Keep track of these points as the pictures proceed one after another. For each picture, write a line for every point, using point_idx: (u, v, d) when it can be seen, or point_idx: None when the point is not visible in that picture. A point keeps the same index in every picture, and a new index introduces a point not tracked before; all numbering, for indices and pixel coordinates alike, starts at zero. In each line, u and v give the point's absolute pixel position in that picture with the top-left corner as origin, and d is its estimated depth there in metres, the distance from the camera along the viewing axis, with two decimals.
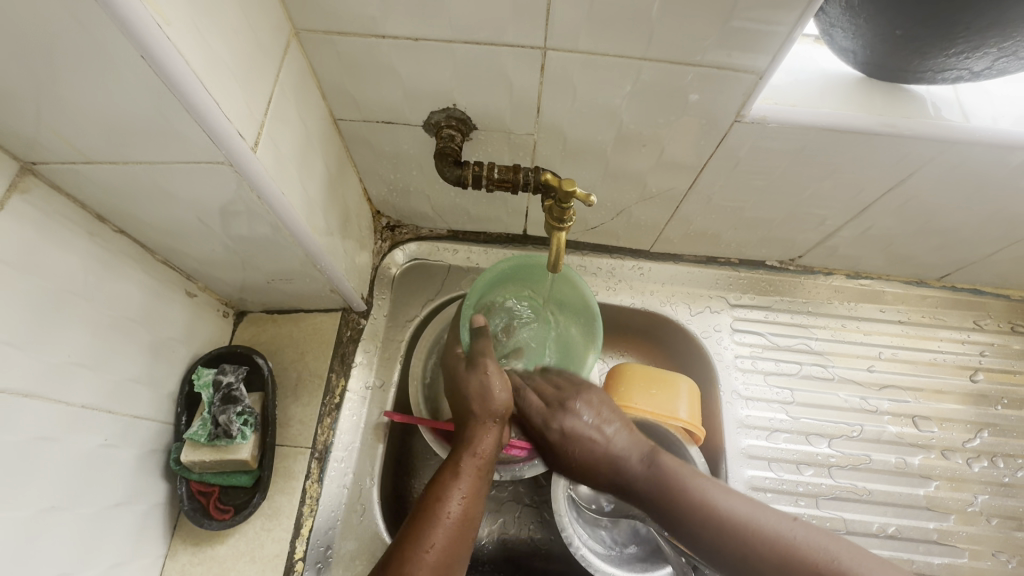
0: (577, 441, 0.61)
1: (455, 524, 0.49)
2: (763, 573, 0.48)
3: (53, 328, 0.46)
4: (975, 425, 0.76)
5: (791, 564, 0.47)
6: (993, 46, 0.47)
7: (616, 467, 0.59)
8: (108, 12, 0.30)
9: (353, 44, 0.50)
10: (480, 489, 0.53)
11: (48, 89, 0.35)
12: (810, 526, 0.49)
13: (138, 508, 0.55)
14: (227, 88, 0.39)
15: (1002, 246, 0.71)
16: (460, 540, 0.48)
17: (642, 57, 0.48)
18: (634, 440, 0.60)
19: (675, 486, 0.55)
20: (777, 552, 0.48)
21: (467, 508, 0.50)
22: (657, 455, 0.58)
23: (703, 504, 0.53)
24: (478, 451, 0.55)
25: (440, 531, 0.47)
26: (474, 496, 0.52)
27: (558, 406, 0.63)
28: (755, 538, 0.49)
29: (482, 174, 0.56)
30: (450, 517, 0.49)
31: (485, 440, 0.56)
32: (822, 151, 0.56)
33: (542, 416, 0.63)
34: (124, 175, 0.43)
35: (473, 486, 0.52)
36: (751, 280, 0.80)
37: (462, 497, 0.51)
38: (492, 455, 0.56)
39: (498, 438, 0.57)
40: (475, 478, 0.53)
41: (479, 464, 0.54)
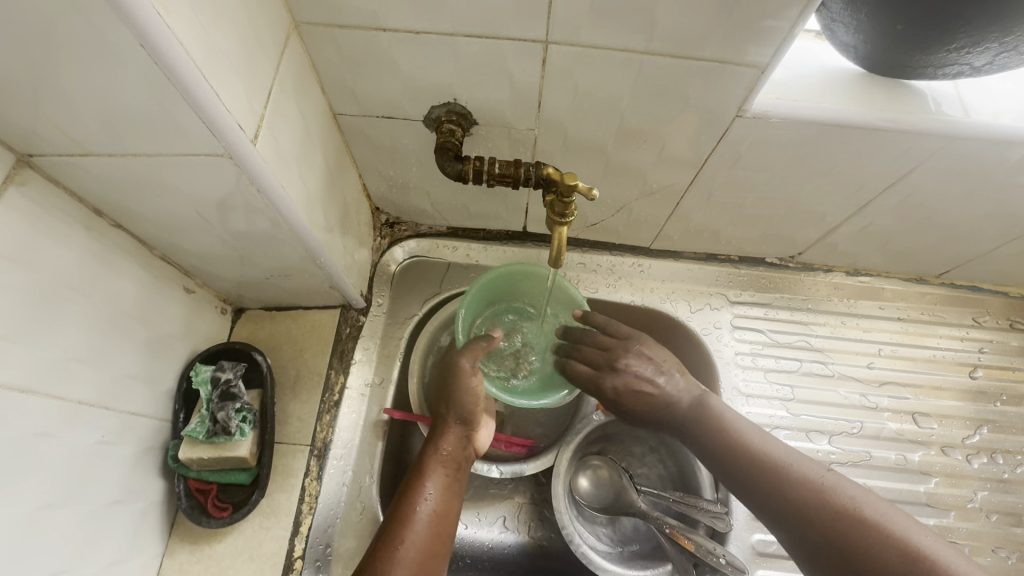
0: (635, 390, 0.64)
1: (428, 522, 0.54)
2: (795, 512, 0.53)
3: (50, 323, 0.45)
4: (975, 422, 0.76)
5: (825, 502, 0.52)
6: (995, 41, 0.47)
7: (666, 411, 0.64)
8: (108, 0, 0.30)
9: (354, 38, 0.49)
10: (452, 483, 0.57)
11: (46, 79, 0.35)
12: (841, 476, 0.55)
13: (136, 506, 0.55)
14: (227, 79, 0.38)
15: (1001, 243, 0.72)
16: (437, 532, 0.54)
17: (644, 51, 0.48)
18: (687, 386, 0.65)
19: (723, 426, 0.61)
20: (815, 493, 0.53)
21: (439, 504, 0.55)
22: (708, 400, 0.63)
23: (749, 446, 0.58)
24: (443, 449, 0.58)
25: (413, 530, 0.53)
26: (445, 491, 0.56)
27: (609, 367, 0.64)
28: (792, 480, 0.55)
29: (483, 169, 0.56)
30: (422, 517, 0.54)
31: (450, 439, 0.59)
32: (824, 147, 0.57)
33: (591, 377, 0.64)
34: (121, 168, 0.43)
35: (444, 483, 0.57)
36: (751, 277, 0.80)
37: (433, 495, 0.56)
38: (461, 450, 0.59)
39: (466, 434, 0.60)
40: (444, 475, 0.57)
41: (445, 462, 0.58)
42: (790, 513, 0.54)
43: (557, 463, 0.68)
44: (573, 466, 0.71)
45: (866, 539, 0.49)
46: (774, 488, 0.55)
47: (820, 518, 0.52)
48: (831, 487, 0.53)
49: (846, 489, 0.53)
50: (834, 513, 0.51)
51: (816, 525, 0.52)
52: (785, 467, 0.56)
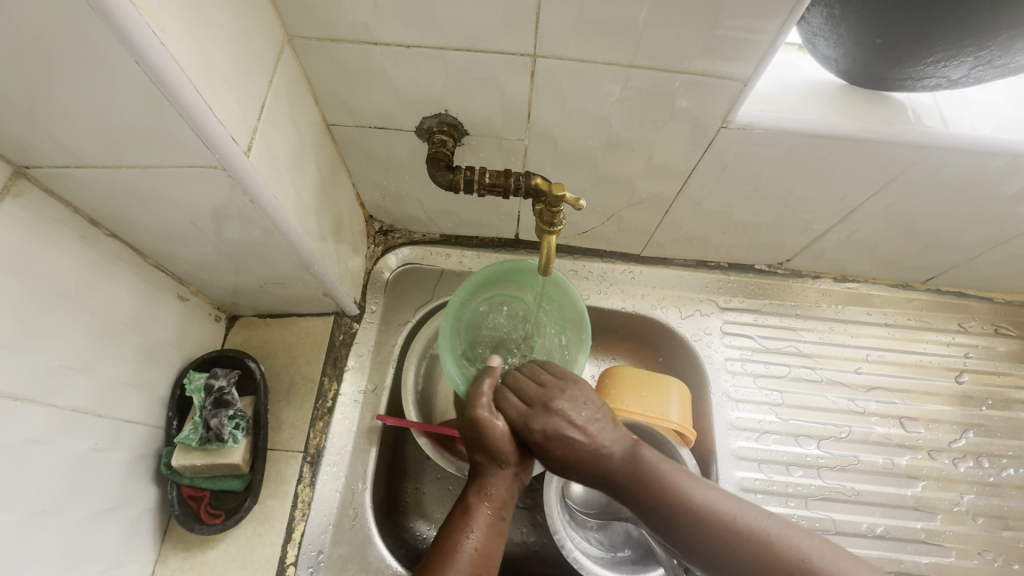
0: (560, 440, 0.55)
1: (471, 564, 0.49)
2: (741, 569, 0.47)
3: (45, 332, 0.46)
4: (961, 426, 0.77)
5: (773, 559, 0.46)
6: (970, 55, 0.48)
7: (595, 462, 0.55)
8: (103, 18, 0.31)
9: (346, 51, 0.50)
10: (497, 524, 0.53)
11: (44, 94, 0.36)
12: (785, 519, 0.48)
13: (129, 513, 0.55)
14: (221, 93, 0.39)
15: (983, 250, 0.73)
16: (478, 575, 0.49)
17: (630, 64, 0.49)
18: (620, 435, 0.57)
19: (659, 477, 0.52)
20: (758, 550, 0.46)
21: (484, 545, 0.51)
22: (640, 450, 0.55)
23: (685, 498, 0.51)
24: (491, 490, 0.54)
25: (455, 573, 0.47)
26: (491, 534, 0.52)
27: (540, 406, 0.56)
28: (734, 536, 0.48)
29: (474, 178, 0.57)
30: (465, 558, 0.49)
31: (499, 480, 0.55)
32: (808, 157, 0.58)
33: (521, 416, 0.56)
34: (116, 179, 0.44)
35: (489, 525, 0.52)
36: (740, 284, 0.81)
37: (478, 536, 0.51)
38: (510, 493, 0.55)
39: (516, 475, 0.56)
40: (488, 515, 0.53)
41: (492, 504, 0.54)
42: (733, 573, 0.47)
43: (549, 469, 0.69)
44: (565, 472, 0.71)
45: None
46: (712, 546, 0.48)
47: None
48: (775, 541, 0.46)
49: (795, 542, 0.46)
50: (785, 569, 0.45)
51: None
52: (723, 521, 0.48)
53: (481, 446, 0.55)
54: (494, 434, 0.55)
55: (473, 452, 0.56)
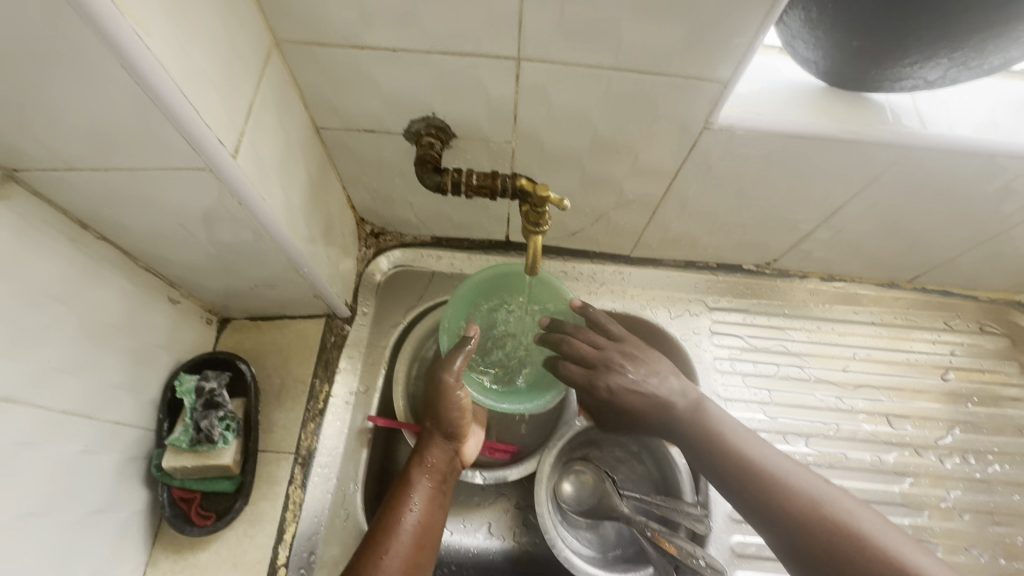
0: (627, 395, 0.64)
1: (415, 532, 0.55)
2: (788, 522, 0.52)
3: (33, 333, 0.46)
4: (948, 423, 0.78)
5: (820, 520, 0.51)
6: (945, 57, 0.49)
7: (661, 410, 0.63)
8: (89, 24, 0.31)
9: (333, 55, 0.51)
10: (437, 496, 0.59)
11: (31, 98, 0.36)
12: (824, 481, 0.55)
13: (118, 516, 0.55)
14: (207, 96, 0.40)
15: (966, 249, 0.74)
16: (420, 543, 0.55)
17: (612, 67, 0.50)
18: (683, 388, 0.64)
19: (718, 437, 0.59)
20: (806, 509, 0.52)
21: (425, 516, 0.57)
22: (705, 405, 0.62)
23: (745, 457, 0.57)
24: (428, 463, 0.61)
25: (400, 537, 0.54)
26: (432, 505, 0.58)
27: (603, 366, 0.64)
28: (788, 491, 0.53)
29: (461, 180, 0.57)
30: (410, 527, 0.55)
31: (435, 453, 0.62)
32: (791, 157, 0.59)
33: (584, 376, 0.64)
34: (105, 182, 0.44)
35: (429, 497, 0.59)
36: (729, 284, 0.82)
37: (419, 508, 0.57)
38: (447, 464, 0.62)
39: (451, 449, 0.63)
40: (431, 485, 0.60)
41: (431, 474, 0.60)
42: (784, 526, 0.52)
43: (540, 469, 0.69)
44: (556, 472, 0.72)
45: (842, 549, 0.49)
46: (772, 502, 0.53)
47: (813, 531, 0.50)
48: (824, 503, 0.52)
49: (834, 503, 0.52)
50: (827, 527, 0.50)
51: (812, 537, 0.50)
52: (780, 484, 0.54)
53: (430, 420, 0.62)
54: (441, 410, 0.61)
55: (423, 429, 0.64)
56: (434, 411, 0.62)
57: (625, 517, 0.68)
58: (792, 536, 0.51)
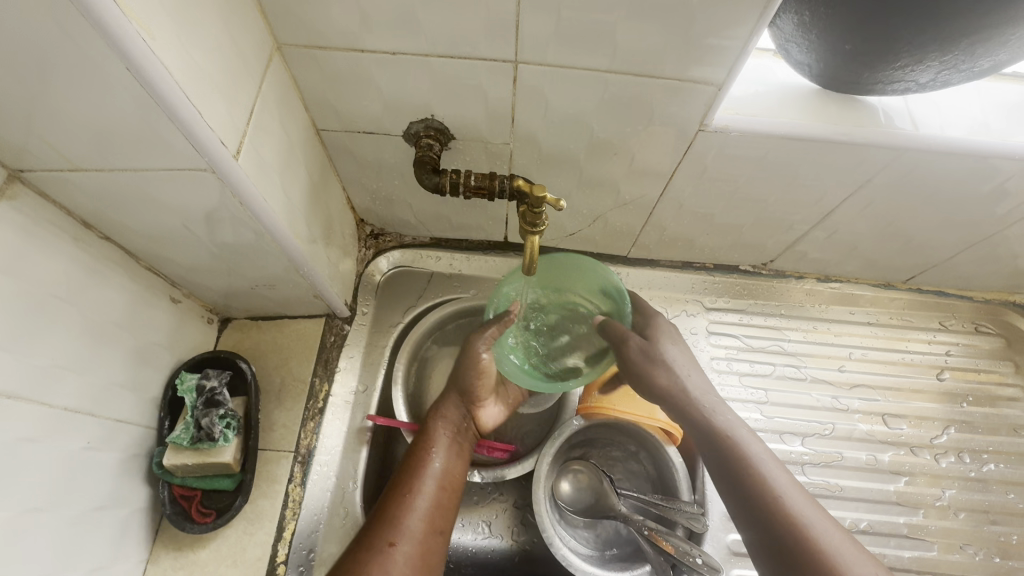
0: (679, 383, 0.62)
1: (439, 476, 0.60)
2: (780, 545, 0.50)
3: (37, 332, 0.47)
4: (943, 422, 0.78)
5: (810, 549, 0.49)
6: (935, 59, 0.50)
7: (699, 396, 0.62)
8: (96, 28, 0.32)
9: (333, 58, 0.52)
10: (456, 445, 0.64)
11: (38, 100, 0.37)
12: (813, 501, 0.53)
13: (120, 513, 0.56)
14: (210, 98, 0.41)
15: (960, 249, 0.75)
16: (444, 485, 0.60)
17: (608, 70, 0.51)
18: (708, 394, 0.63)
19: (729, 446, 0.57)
20: (786, 522, 0.51)
21: (447, 462, 0.62)
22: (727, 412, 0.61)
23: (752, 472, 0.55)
24: (445, 415, 0.66)
25: (425, 480, 0.59)
26: (453, 453, 0.63)
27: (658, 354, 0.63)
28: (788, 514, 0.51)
29: (459, 181, 0.58)
30: (434, 471, 0.60)
31: (453, 409, 0.67)
32: (785, 159, 0.59)
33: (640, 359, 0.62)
34: (109, 182, 0.45)
35: (449, 446, 0.63)
36: (726, 284, 0.83)
37: (442, 455, 0.62)
38: (462, 419, 0.67)
39: (466, 406, 0.68)
40: (451, 439, 0.64)
41: (450, 427, 0.65)
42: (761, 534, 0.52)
43: (537, 468, 0.69)
44: (553, 471, 0.72)
45: (805, 553, 0.49)
46: (756, 509, 0.53)
47: (786, 544, 0.50)
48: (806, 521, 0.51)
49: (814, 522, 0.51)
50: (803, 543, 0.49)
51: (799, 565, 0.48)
52: (759, 478, 0.54)
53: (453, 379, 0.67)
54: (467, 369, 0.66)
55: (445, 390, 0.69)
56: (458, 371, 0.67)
57: (623, 515, 0.69)
58: (769, 543, 0.51)
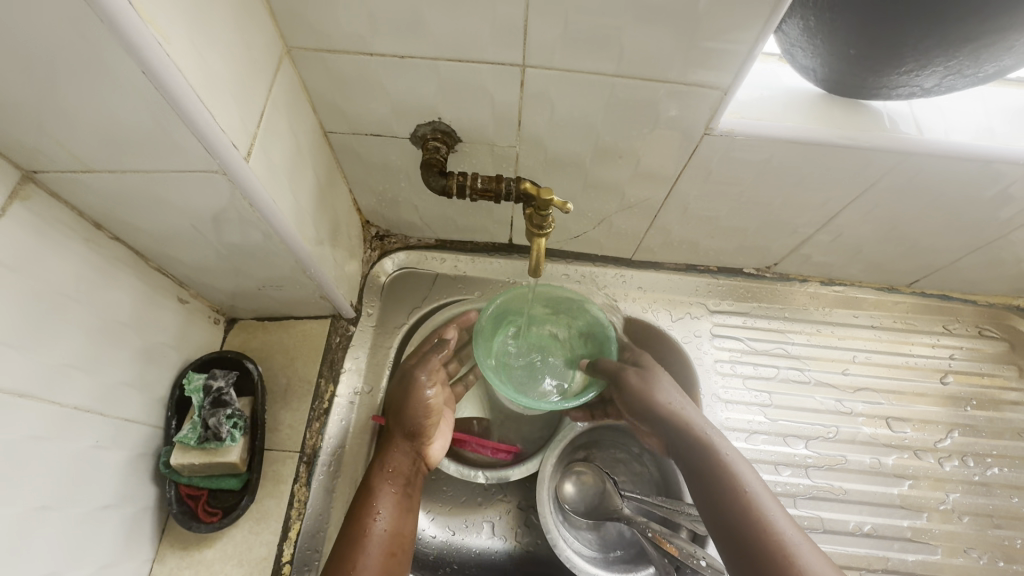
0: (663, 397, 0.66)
1: (385, 541, 0.58)
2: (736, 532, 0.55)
3: (47, 331, 0.47)
4: (947, 426, 0.79)
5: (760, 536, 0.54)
6: (940, 65, 0.50)
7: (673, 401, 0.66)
8: (112, 31, 0.32)
9: (343, 62, 0.52)
10: (404, 501, 0.61)
11: (52, 101, 0.37)
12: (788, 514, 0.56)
13: (127, 512, 0.56)
14: (222, 101, 0.41)
15: (964, 253, 0.75)
16: (391, 550, 0.58)
17: (614, 74, 0.51)
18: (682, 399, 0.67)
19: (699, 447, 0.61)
20: (752, 520, 0.55)
21: (393, 523, 0.59)
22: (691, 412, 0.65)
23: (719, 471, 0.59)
24: (391, 469, 0.62)
25: (371, 548, 0.56)
26: (400, 512, 0.60)
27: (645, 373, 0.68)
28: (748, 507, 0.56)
29: (466, 183, 0.58)
30: (380, 536, 0.58)
31: (397, 457, 0.63)
32: (790, 162, 0.60)
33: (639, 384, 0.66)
34: (120, 183, 0.46)
35: (396, 504, 0.61)
36: (730, 287, 0.83)
37: (387, 516, 0.59)
38: (411, 468, 0.64)
39: (413, 451, 0.65)
40: (397, 494, 0.61)
41: (394, 479, 0.62)
42: (730, 541, 0.55)
43: (541, 469, 0.70)
44: (557, 473, 0.73)
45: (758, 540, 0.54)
46: (728, 515, 0.56)
47: (752, 546, 0.53)
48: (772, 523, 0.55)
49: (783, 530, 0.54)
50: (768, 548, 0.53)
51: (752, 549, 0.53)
52: (722, 473, 0.59)
53: (394, 421, 0.64)
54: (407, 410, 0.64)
55: (387, 435, 0.65)
56: (399, 415, 0.65)
57: (627, 517, 0.69)
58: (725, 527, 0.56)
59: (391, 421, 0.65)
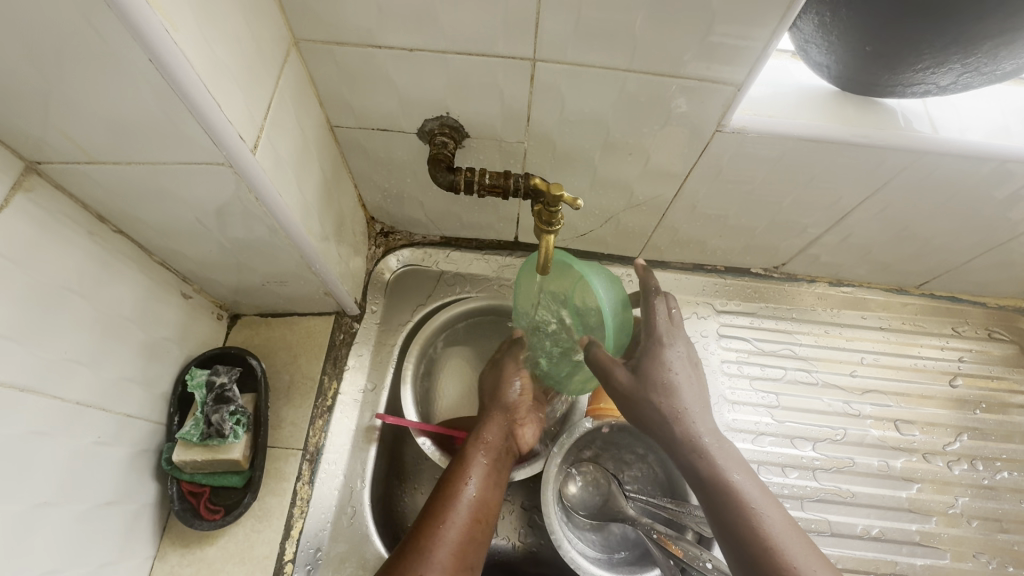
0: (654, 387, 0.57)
1: (474, 505, 0.59)
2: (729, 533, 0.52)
3: (50, 324, 0.46)
4: (956, 429, 0.78)
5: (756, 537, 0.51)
6: (958, 62, 0.50)
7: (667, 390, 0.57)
8: (121, 19, 0.32)
9: (350, 54, 0.52)
10: (494, 473, 0.62)
11: (59, 90, 0.37)
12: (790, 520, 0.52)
13: (129, 508, 0.56)
14: (229, 92, 0.40)
15: (975, 255, 0.74)
16: (478, 516, 0.58)
17: (627, 69, 0.51)
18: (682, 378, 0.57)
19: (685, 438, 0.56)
20: (746, 520, 0.52)
21: (482, 491, 0.60)
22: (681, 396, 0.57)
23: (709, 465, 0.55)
24: (485, 440, 0.64)
25: (461, 509, 0.57)
26: (490, 483, 0.61)
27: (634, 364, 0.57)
28: (741, 505, 0.52)
29: (474, 179, 0.58)
30: (469, 499, 0.59)
31: (492, 431, 0.66)
32: (802, 161, 0.59)
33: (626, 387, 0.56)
34: (126, 175, 0.45)
35: (487, 475, 0.62)
36: (737, 287, 0.82)
37: (479, 482, 0.61)
38: (503, 444, 0.66)
39: (506, 428, 0.67)
40: (487, 464, 0.63)
41: (485, 451, 0.64)
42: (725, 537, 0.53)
43: (546, 468, 0.69)
44: (562, 472, 0.72)
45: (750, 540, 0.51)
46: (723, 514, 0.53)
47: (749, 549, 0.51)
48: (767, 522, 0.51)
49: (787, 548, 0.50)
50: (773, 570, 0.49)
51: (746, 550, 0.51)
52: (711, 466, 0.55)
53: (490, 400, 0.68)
54: (500, 392, 0.68)
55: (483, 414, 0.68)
56: (493, 396, 0.69)
57: (631, 518, 0.68)
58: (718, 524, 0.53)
59: (487, 402, 0.69)
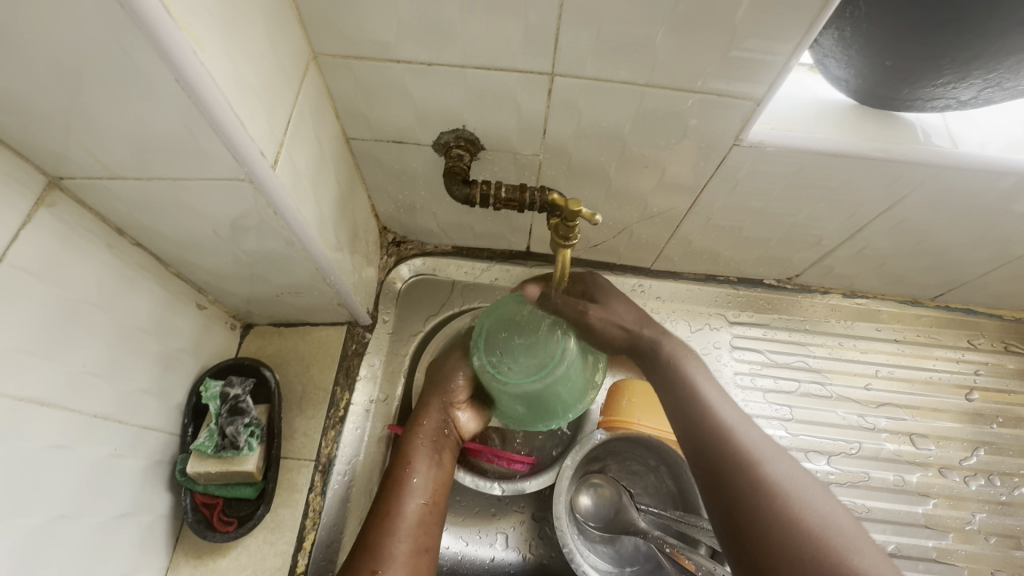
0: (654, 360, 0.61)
1: (420, 491, 0.57)
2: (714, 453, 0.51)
3: (68, 337, 0.46)
4: (971, 444, 0.77)
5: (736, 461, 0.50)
6: (979, 77, 0.49)
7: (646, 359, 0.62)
8: (150, 40, 0.32)
9: (368, 68, 0.52)
10: (436, 456, 0.60)
11: (83, 108, 0.37)
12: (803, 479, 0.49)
13: (143, 520, 0.56)
14: (252, 108, 0.41)
15: (993, 267, 0.73)
16: (426, 503, 0.57)
17: (645, 83, 0.51)
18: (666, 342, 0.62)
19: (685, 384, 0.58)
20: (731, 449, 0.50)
21: (427, 477, 0.58)
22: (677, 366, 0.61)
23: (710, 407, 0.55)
24: (422, 425, 0.62)
25: (408, 498, 0.56)
26: (434, 466, 0.60)
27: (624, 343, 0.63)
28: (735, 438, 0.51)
29: (490, 193, 0.58)
30: (415, 487, 0.57)
31: (430, 416, 0.63)
32: (821, 175, 0.59)
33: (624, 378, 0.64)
34: (145, 190, 0.45)
35: (430, 459, 0.60)
36: (749, 298, 0.82)
37: (422, 468, 0.59)
38: (442, 428, 0.63)
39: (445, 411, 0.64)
40: (428, 449, 0.60)
41: (427, 437, 0.61)
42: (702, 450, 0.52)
43: (558, 481, 0.68)
44: (575, 483, 0.72)
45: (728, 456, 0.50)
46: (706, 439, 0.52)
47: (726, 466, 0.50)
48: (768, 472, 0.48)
49: (804, 487, 0.48)
50: (797, 529, 0.45)
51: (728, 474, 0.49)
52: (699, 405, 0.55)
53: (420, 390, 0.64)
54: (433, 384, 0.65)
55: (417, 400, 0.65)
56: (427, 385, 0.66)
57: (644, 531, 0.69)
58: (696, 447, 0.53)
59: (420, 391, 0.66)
